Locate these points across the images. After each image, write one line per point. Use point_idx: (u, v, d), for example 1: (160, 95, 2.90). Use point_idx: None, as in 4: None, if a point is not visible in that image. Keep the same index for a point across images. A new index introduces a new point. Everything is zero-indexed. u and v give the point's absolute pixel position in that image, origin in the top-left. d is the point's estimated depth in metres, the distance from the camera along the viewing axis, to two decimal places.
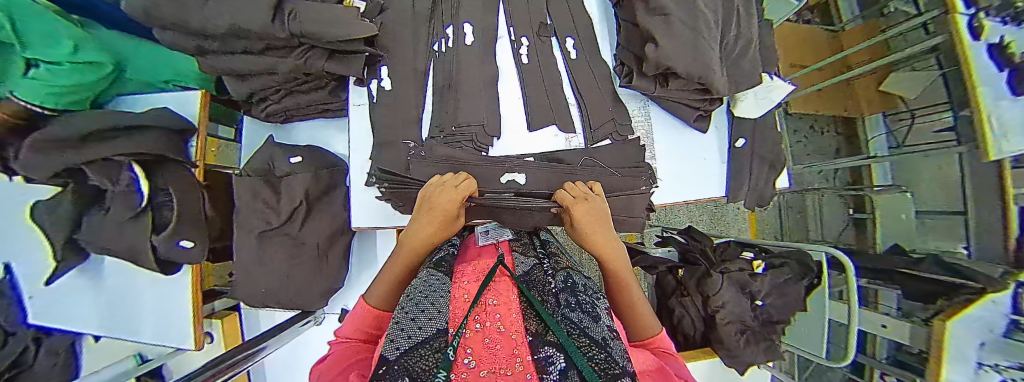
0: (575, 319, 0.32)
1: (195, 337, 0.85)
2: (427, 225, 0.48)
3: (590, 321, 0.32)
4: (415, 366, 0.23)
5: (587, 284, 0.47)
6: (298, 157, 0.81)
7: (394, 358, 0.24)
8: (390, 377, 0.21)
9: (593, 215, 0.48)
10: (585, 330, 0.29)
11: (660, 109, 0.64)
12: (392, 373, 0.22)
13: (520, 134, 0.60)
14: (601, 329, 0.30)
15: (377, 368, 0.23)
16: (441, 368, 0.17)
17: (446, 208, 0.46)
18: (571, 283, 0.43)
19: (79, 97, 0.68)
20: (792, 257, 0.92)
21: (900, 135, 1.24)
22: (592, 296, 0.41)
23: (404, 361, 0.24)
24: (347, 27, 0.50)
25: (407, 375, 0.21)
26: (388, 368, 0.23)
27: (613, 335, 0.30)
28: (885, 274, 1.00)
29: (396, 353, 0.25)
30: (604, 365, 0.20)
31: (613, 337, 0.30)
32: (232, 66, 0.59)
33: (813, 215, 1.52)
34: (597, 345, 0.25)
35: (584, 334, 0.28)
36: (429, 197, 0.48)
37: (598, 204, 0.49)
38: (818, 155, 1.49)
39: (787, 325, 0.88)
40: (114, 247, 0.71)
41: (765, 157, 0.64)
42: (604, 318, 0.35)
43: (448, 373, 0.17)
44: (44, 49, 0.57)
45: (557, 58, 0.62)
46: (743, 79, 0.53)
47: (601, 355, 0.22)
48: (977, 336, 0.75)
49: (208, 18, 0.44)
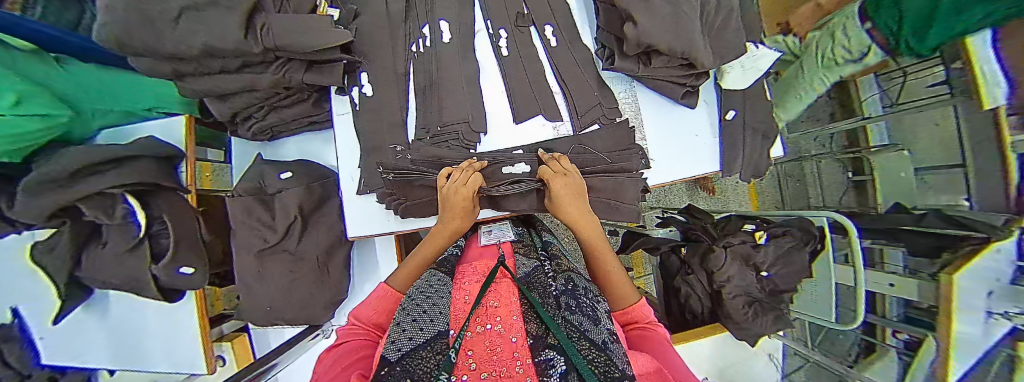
0: (576, 323, 0.31)
1: (206, 361, 0.84)
2: (454, 218, 0.50)
3: (591, 325, 0.32)
4: (415, 368, 0.22)
5: (588, 286, 0.47)
6: (288, 172, 0.79)
7: (394, 359, 0.24)
8: (390, 377, 0.21)
9: (570, 189, 0.48)
10: (586, 334, 0.29)
11: (647, 89, 0.63)
12: (391, 374, 0.21)
13: (506, 128, 0.59)
14: (601, 332, 0.30)
15: (378, 368, 0.23)
16: (442, 370, 0.17)
17: (464, 204, 0.47)
18: (572, 286, 0.43)
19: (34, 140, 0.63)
20: (793, 224, 0.89)
21: (892, 95, 1.23)
22: (592, 299, 0.41)
23: (405, 363, 0.23)
24: (319, 35, 0.48)
25: (409, 377, 0.20)
26: (389, 369, 0.22)
27: (613, 339, 0.30)
28: (887, 233, 1.01)
29: (397, 354, 0.25)
30: (604, 369, 0.20)
31: (614, 341, 0.29)
32: (212, 87, 0.58)
33: (813, 182, 1.52)
34: (597, 348, 0.25)
35: (584, 337, 0.28)
36: (447, 198, 0.47)
37: (576, 179, 0.49)
38: (812, 121, 1.51)
39: (794, 294, 0.90)
40: (117, 280, 0.71)
41: (757, 126, 0.64)
42: (604, 322, 0.35)
43: (449, 375, 0.16)
44: None
45: (537, 47, 0.61)
46: (727, 49, 0.52)
47: (601, 358, 0.22)
48: (985, 287, 0.76)
49: (182, 39, 0.43)
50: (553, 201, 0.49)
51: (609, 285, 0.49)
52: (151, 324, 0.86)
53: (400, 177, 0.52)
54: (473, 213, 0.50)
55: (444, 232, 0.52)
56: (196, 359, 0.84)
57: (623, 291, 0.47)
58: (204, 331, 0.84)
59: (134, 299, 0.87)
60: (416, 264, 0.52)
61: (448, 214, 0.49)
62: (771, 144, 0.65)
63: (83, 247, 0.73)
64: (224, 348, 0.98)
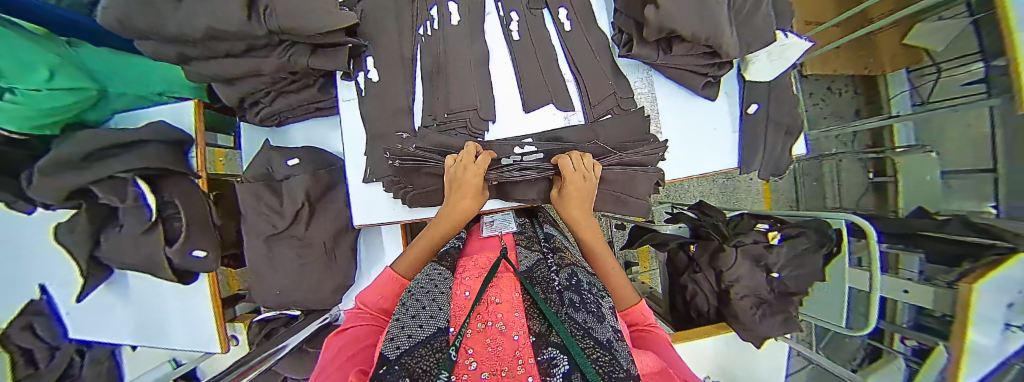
0: (580, 319, 0.30)
1: (220, 341, 0.86)
2: (460, 203, 0.47)
3: (595, 322, 0.30)
4: (414, 367, 0.21)
5: (592, 282, 0.46)
6: (295, 159, 0.79)
7: (393, 357, 0.23)
8: (390, 375, 0.20)
9: (581, 192, 0.45)
10: (590, 331, 0.28)
11: (664, 78, 0.60)
12: (389, 372, 0.20)
13: (515, 116, 0.57)
14: (606, 330, 0.29)
15: (376, 367, 0.22)
16: (442, 370, 0.16)
17: (472, 186, 0.46)
18: (576, 281, 0.41)
19: (63, 116, 0.65)
20: (809, 226, 0.87)
21: (925, 91, 1.18)
22: (596, 296, 0.39)
23: (404, 361, 0.22)
24: (323, 16, 0.45)
25: (408, 376, 0.20)
26: (388, 368, 0.21)
27: (619, 337, 0.29)
28: (908, 239, 0.97)
29: (396, 352, 0.24)
30: (609, 368, 0.19)
31: (618, 339, 0.28)
32: (217, 71, 0.56)
33: (831, 182, 1.47)
34: (601, 347, 0.24)
35: (588, 334, 0.26)
36: (455, 177, 0.46)
37: (593, 182, 0.46)
38: (835, 117, 1.44)
39: (805, 295, 0.88)
40: (136, 261, 0.73)
41: (781, 121, 0.60)
42: (610, 319, 0.34)
43: (450, 374, 0.15)
44: (19, 77, 0.53)
45: (549, 31, 0.58)
46: (755, 37, 0.48)
47: (606, 357, 0.21)
48: (1006, 298, 0.73)
49: (186, 22, 0.41)
50: (561, 197, 0.47)
51: (610, 286, 0.48)
52: (165, 306, 0.88)
53: (408, 162, 0.50)
54: (480, 199, 0.48)
55: (436, 227, 0.49)
56: (211, 339, 0.86)
57: (619, 292, 0.45)
58: (218, 314, 0.86)
59: (149, 281, 0.88)
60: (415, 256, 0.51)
61: (455, 198, 0.47)
62: (794, 141, 0.62)
63: (101, 228, 0.75)
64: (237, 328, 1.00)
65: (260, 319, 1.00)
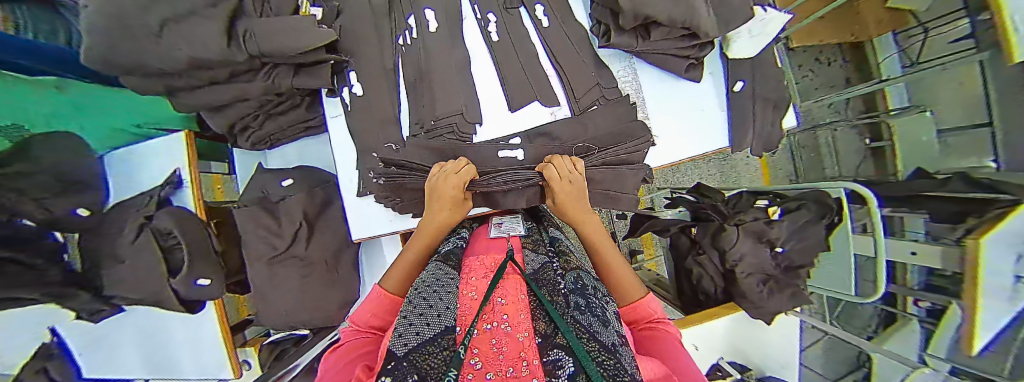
0: (585, 322, 0.29)
1: (232, 366, 0.87)
2: (439, 212, 0.48)
3: (600, 326, 0.30)
4: (421, 362, 0.21)
5: (597, 285, 0.43)
6: (289, 179, 0.82)
7: (402, 354, 0.22)
8: (398, 369, 0.19)
9: (574, 194, 0.46)
10: (595, 334, 0.27)
11: (646, 63, 0.60)
12: (396, 367, 0.20)
13: (500, 117, 0.58)
14: (610, 334, 0.28)
15: (385, 362, 0.21)
16: (452, 365, 0.16)
17: (452, 195, 0.46)
18: (581, 284, 0.40)
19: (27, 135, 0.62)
20: (808, 197, 0.86)
21: (913, 53, 1.17)
22: (603, 299, 0.38)
23: (412, 357, 0.22)
24: (299, 36, 0.45)
25: (415, 372, 0.19)
26: (395, 363, 0.21)
27: (624, 340, 0.28)
28: (907, 199, 0.96)
29: (404, 349, 0.23)
30: (616, 371, 0.17)
31: (623, 343, 0.27)
32: (204, 99, 0.57)
33: (828, 153, 1.47)
34: (607, 350, 0.23)
35: (593, 338, 0.26)
36: (435, 186, 0.46)
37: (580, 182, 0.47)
38: (826, 88, 1.45)
39: (812, 268, 0.88)
40: (141, 296, 0.74)
41: (768, 97, 0.60)
42: (615, 322, 0.33)
43: (458, 371, 0.15)
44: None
45: (529, 28, 0.58)
46: (733, 15, 0.48)
47: (613, 361, 0.20)
48: (1014, 250, 0.72)
49: (166, 54, 0.41)
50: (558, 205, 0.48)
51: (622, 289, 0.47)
52: (177, 337, 0.88)
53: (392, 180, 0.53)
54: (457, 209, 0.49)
55: (422, 235, 0.49)
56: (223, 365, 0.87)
57: (622, 274, 0.47)
58: (227, 340, 0.86)
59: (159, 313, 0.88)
60: (407, 260, 0.49)
61: (435, 204, 0.47)
62: (783, 115, 0.62)
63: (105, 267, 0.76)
64: (248, 352, 0.99)
65: (269, 343, 1.00)
